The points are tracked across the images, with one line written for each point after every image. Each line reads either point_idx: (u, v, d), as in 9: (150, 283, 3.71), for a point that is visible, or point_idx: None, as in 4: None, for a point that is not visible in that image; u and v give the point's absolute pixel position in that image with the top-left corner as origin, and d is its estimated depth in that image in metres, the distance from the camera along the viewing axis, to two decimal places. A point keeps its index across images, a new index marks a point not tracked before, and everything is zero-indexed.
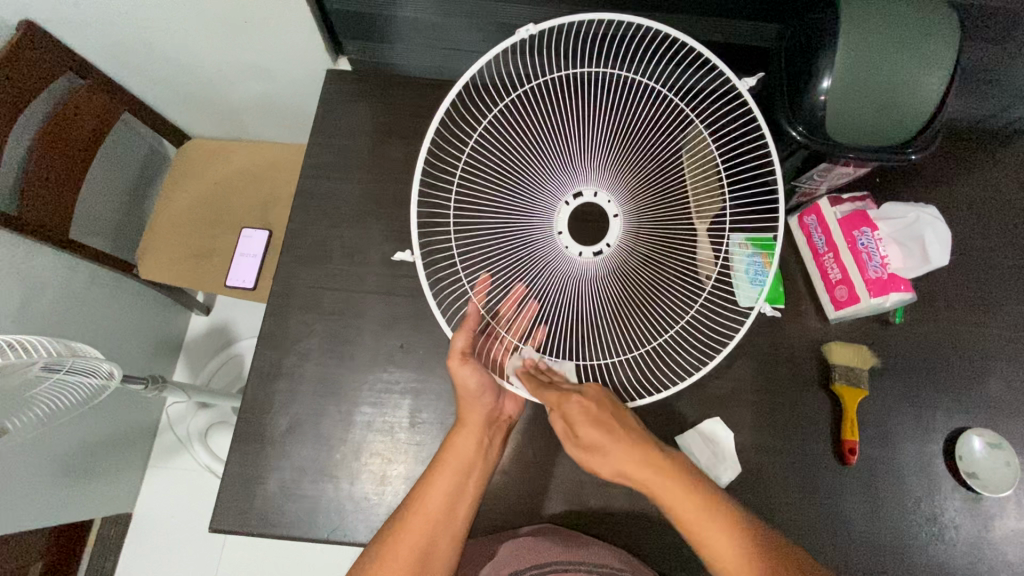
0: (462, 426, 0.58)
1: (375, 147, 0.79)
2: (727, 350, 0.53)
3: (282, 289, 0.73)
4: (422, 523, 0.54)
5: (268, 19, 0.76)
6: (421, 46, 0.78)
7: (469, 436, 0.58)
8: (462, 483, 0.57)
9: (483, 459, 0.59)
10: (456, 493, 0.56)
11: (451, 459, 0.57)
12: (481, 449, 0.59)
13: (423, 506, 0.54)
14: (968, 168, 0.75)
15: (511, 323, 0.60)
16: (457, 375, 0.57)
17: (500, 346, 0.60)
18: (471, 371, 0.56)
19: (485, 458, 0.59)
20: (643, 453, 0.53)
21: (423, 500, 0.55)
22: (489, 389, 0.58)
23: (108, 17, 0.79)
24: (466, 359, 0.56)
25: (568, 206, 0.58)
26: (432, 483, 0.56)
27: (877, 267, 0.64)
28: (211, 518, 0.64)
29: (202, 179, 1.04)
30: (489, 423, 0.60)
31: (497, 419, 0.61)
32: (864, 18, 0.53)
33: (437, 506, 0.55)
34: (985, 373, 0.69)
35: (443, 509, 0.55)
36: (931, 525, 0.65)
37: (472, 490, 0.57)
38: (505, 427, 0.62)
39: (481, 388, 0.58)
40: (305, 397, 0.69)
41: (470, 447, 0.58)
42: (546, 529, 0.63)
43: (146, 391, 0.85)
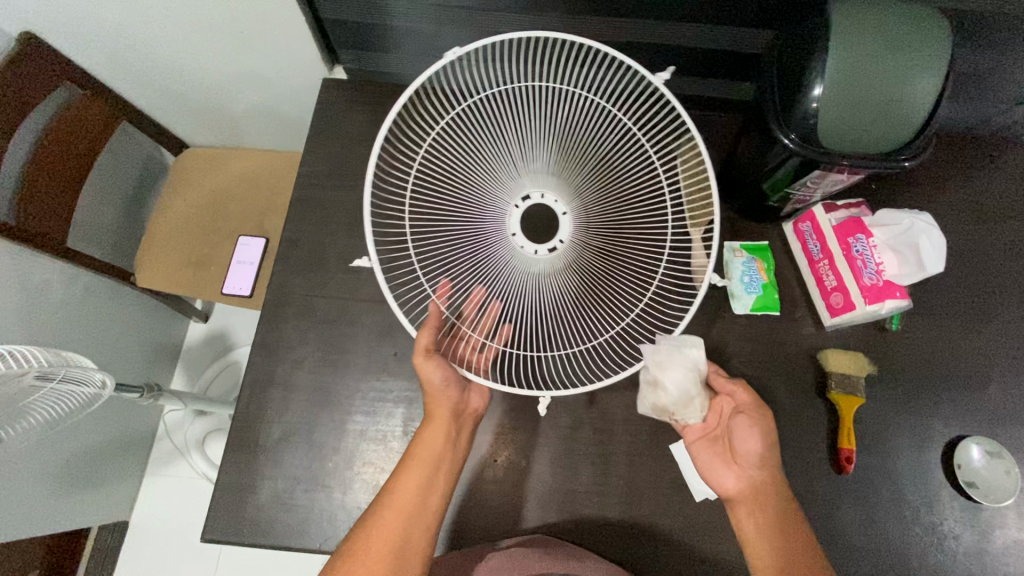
0: (430, 421, 0.59)
1: (370, 156, 0.79)
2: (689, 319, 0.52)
3: (277, 297, 0.73)
4: (395, 517, 0.54)
5: (265, 29, 0.77)
6: (415, 54, 0.78)
7: (436, 429, 0.59)
8: (432, 476, 0.57)
9: (453, 451, 0.60)
10: (427, 486, 0.57)
11: (421, 453, 0.58)
12: (450, 442, 0.60)
13: (395, 500, 0.55)
14: (965, 174, 0.75)
15: (475, 323, 0.59)
16: (423, 371, 0.57)
17: (466, 344, 0.60)
18: (436, 367, 0.56)
19: (455, 450, 0.60)
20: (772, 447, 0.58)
21: (394, 494, 0.55)
22: (455, 383, 0.59)
23: (106, 28, 0.79)
24: (431, 355, 0.56)
25: (518, 208, 0.62)
26: (402, 477, 0.57)
27: (873, 274, 0.64)
28: (203, 528, 0.63)
29: (199, 187, 1.04)
30: (456, 416, 0.61)
31: (464, 411, 0.62)
32: (854, 28, 0.53)
33: (409, 500, 0.55)
34: (984, 381, 0.68)
35: (415, 502, 0.55)
36: (929, 535, 0.64)
37: (443, 482, 0.58)
38: (473, 419, 0.63)
39: (448, 382, 0.58)
40: (299, 406, 0.68)
41: (438, 441, 0.59)
42: (536, 540, 0.63)
43: (142, 400, 0.85)
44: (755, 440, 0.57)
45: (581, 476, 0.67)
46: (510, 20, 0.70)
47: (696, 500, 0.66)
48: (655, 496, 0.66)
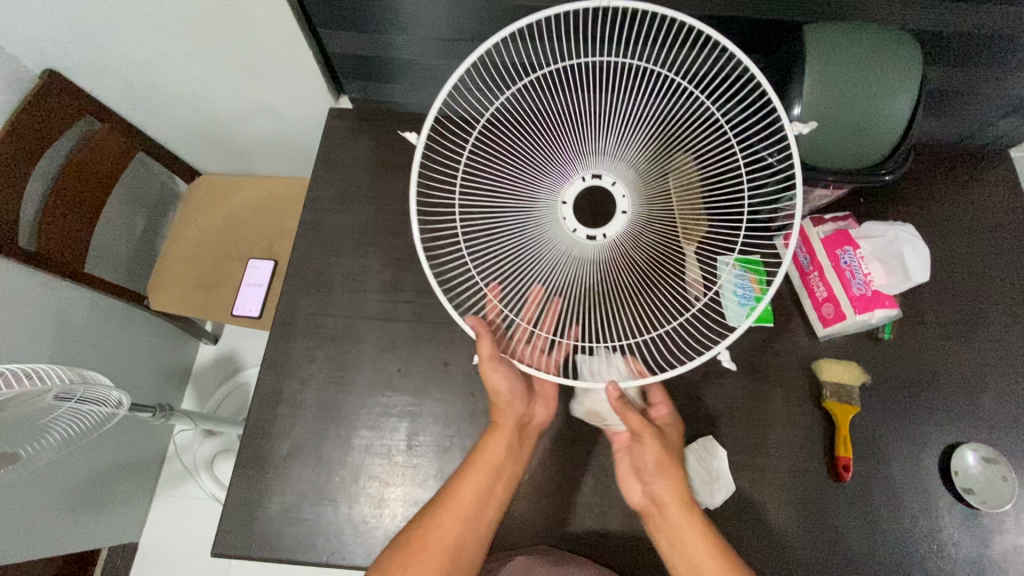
0: (495, 427, 0.61)
1: (376, 180, 0.82)
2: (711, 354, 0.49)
3: (286, 316, 0.76)
4: (453, 521, 0.55)
5: (276, 63, 0.81)
6: (418, 85, 0.82)
7: (500, 437, 0.61)
8: (492, 484, 0.58)
9: (513, 461, 0.61)
10: (487, 491, 0.58)
11: (483, 459, 0.59)
12: (513, 451, 0.61)
13: (456, 502, 0.56)
14: (951, 186, 0.77)
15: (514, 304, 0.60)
16: (491, 380, 0.59)
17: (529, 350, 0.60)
18: (502, 376, 0.59)
19: (517, 460, 0.61)
20: (664, 464, 0.58)
21: (453, 497, 0.57)
22: (520, 395, 0.62)
23: (126, 64, 0.84)
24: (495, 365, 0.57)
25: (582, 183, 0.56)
26: (464, 480, 0.58)
27: (861, 284, 0.66)
28: (213, 543, 0.65)
29: (211, 212, 1.09)
30: (520, 429, 0.62)
31: (526, 424, 0.63)
32: (827, 51, 0.56)
33: (468, 504, 0.57)
34: (978, 388, 0.69)
35: (473, 506, 0.57)
36: (929, 542, 0.64)
37: (501, 492, 0.59)
38: (534, 434, 0.64)
39: (513, 392, 0.61)
40: (306, 421, 0.70)
41: (501, 448, 0.60)
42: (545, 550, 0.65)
43: (154, 419, 0.87)
44: (649, 461, 0.59)
45: (582, 488, 0.68)
46: None
47: None
48: None
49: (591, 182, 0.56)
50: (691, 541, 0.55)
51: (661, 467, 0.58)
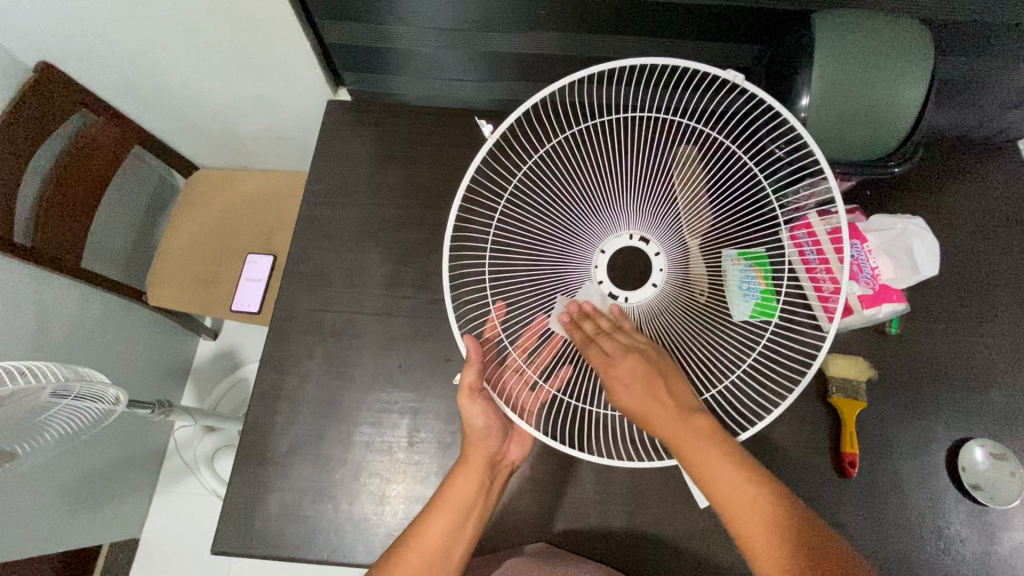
0: (467, 465, 0.60)
1: (374, 174, 0.81)
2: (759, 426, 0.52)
3: (284, 312, 0.75)
4: (419, 560, 0.54)
5: (273, 54, 0.80)
6: (417, 76, 0.81)
7: (471, 474, 0.59)
8: (462, 520, 0.57)
9: (484, 498, 0.60)
10: (456, 530, 0.57)
11: (454, 495, 0.58)
12: (483, 488, 0.60)
13: (423, 543, 0.55)
14: (959, 178, 0.76)
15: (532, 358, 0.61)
16: (468, 413, 0.58)
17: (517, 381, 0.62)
18: (478, 411, 0.58)
19: (486, 498, 0.60)
20: (651, 384, 0.51)
21: (420, 536, 0.55)
22: (496, 431, 0.61)
23: (120, 56, 0.83)
24: (476, 397, 0.57)
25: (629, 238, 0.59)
26: (434, 518, 0.56)
27: (869, 277, 0.64)
28: (214, 540, 0.64)
29: (209, 206, 1.07)
30: (492, 464, 0.61)
31: (499, 461, 0.62)
32: (837, 37, 0.55)
33: (436, 545, 0.55)
34: (985, 382, 0.69)
35: (441, 547, 0.55)
36: (935, 538, 0.64)
37: (471, 528, 0.58)
38: (506, 471, 0.63)
39: (488, 428, 0.60)
40: (306, 418, 0.70)
41: (473, 486, 0.59)
42: (549, 552, 0.64)
43: (153, 416, 0.86)
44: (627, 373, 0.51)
45: (584, 486, 0.68)
46: (509, 41, 0.73)
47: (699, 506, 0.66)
48: (658, 503, 0.67)
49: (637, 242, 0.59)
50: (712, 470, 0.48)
51: (652, 387, 0.51)
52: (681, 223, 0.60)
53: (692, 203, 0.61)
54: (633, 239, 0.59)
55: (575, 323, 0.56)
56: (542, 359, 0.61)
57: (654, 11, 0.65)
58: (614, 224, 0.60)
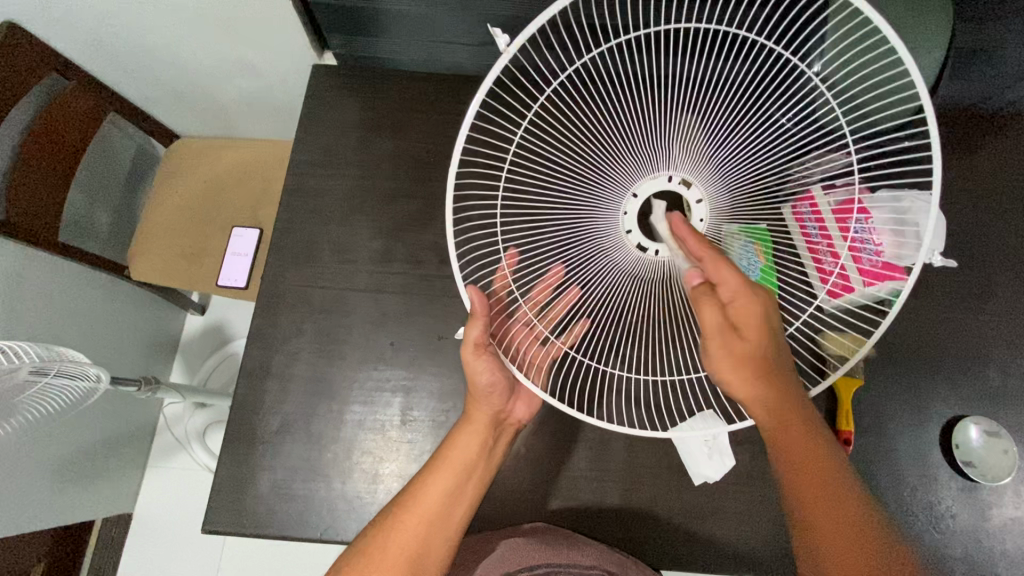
0: (469, 424, 0.59)
1: (363, 143, 0.78)
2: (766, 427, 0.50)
3: (271, 288, 0.72)
4: (415, 524, 0.54)
5: (254, 14, 0.75)
6: (408, 40, 0.77)
7: (473, 434, 0.59)
8: (462, 483, 0.57)
9: (486, 460, 0.59)
10: (454, 494, 0.56)
11: (454, 456, 0.57)
12: (485, 448, 0.59)
13: (419, 505, 0.55)
14: (968, 151, 0.73)
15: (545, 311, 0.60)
16: (472, 369, 0.57)
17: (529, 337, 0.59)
18: (485, 366, 0.57)
19: (489, 458, 0.60)
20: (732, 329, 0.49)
21: (418, 499, 0.55)
22: (500, 389, 0.59)
23: (88, 14, 0.78)
24: (481, 351, 0.56)
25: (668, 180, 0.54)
26: (431, 481, 0.56)
27: (871, 256, 0.62)
28: (204, 519, 0.64)
29: (193, 176, 1.03)
30: (495, 423, 0.61)
31: (504, 419, 0.62)
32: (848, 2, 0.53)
33: (434, 508, 0.55)
34: (982, 360, 0.68)
35: (438, 511, 0.55)
36: (926, 513, 0.64)
37: (471, 491, 0.58)
38: (512, 428, 0.63)
39: (493, 387, 0.59)
40: (296, 396, 0.68)
41: (473, 446, 0.58)
42: (553, 531, 0.63)
43: (138, 393, 0.85)
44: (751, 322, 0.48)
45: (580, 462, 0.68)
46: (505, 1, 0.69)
47: (695, 483, 0.66)
48: (653, 482, 0.67)
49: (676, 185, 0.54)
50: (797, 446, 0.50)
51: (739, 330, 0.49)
52: (716, 170, 0.54)
53: (727, 150, 0.55)
54: (672, 182, 0.54)
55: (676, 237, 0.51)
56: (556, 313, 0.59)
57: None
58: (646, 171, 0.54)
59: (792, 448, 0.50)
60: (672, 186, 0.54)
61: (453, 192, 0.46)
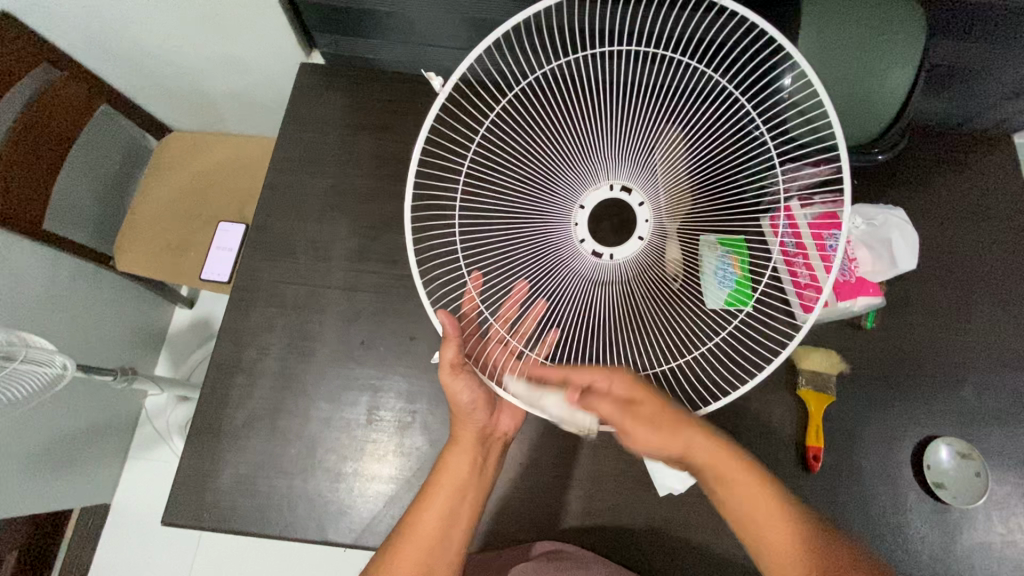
0: (456, 444, 0.60)
1: (344, 142, 0.78)
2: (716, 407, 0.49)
3: (245, 282, 0.72)
4: (420, 549, 0.56)
5: (241, 10, 0.76)
6: (392, 41, 0.78)
7: (462, 453, 0.60)
8: (458, 503, 0.58)
9: (478, 475, 0.60)
10: (452, 515, 0.58)
11: (448, 478, 0.59)
12: (476, 465, 0.60)
13: (420, 531, 0.56)
14: (950, 170, 0.73)
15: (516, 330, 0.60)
16: (453, 390, 0.57)
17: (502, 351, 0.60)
18: (464, 385, 0.57)
19: (482, 473, 0.61)
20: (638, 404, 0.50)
21: (418, 524, 0.57)
22: (483, 406, 0.60)
23: (80, 8, 0.79)
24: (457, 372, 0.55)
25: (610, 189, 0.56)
26: (428, 506, 0.57)
27: (846, 270, 0.63)
28: (164, 511, 0.63)
29: (183, 171, 1.04)
30: (483, 438, 0.62)
31: (491, 433, 0.63)
32: (828, 16, 0.52)
33: (433, 531, 0.57)
34: (958, 381, 0.67)
35: (439, 531, 0.57)
36: (896, 535, 0.63)
37: (468, 509, 0.59)
38: (501, 441, 0.63)
39: (475, 404, 0.59)
40: (264, 391, 0.68)
41: (465, 464, 0.60)
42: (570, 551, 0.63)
43: (114, 383, 0.85)
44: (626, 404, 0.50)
45: (548, 468, 0.68)
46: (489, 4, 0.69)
47: (659, 493, 0.66)
48: (619, 491, 0.67)
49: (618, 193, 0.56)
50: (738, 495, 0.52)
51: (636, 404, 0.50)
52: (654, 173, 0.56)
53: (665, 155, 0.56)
54: (614, 190, 0.56)
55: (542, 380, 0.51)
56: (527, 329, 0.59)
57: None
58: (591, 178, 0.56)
59: (744, 505, 0.52)
60: (613, 194, 0.56)
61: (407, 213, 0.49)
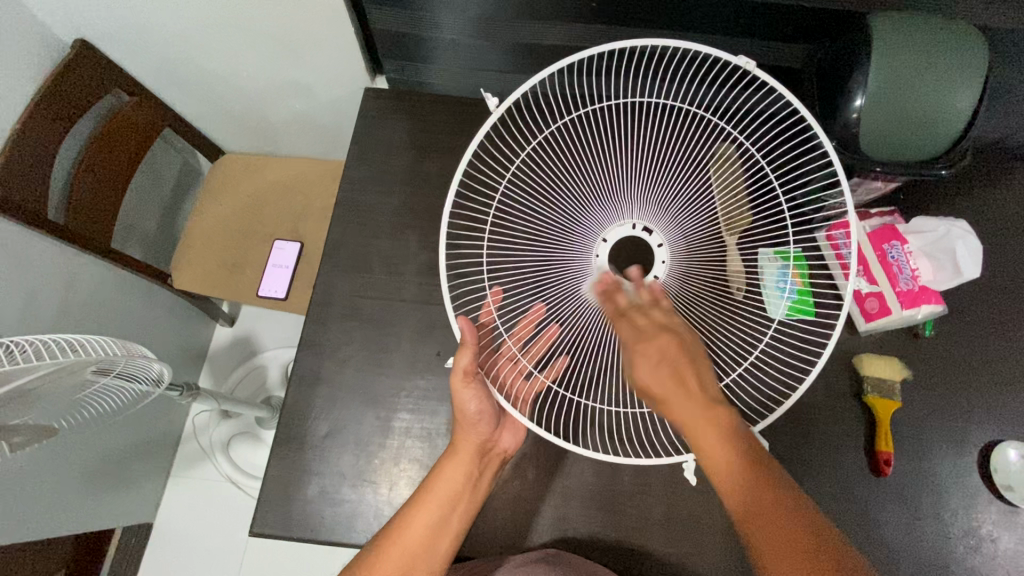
0: (455, 453, 0.60)
1: (412, 161, 0.82)
2: (797, 394, 0.52)
3: (322, 297, 0.75)
4: (397, 556, 0.54)
5: (314, 36, 0.80)
6: (457, 67, 0.82)
7: (458, 463, 0.60)
8: (449, 514, 0.58)
9: (472, 488, 0.60)
10: (438, 526, 0.57)
11: (442, 485, 0.58)
12: (470, 478, 0.60)
13: (404, 538, 0.55)
14: (995, 184, 0.76)
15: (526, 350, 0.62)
16: (460, 397, 0.59)
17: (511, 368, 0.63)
18: (472, 394, 0.59)
19: (474, 488, 0.60)
20: (685, 377, 0.48)
21: (402, 529, 0.55)
22: (487, 417, 0.61)
23: (157, 37, 0.83)
24: (467, 379, 0.57)
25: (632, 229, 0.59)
26: (416, 513, 0.56)
27: (909, 279, 0.65)
28: (253, 522, 0.65)
29: (237, 191, 1.07)
30: (481, 452, 0.62)
31: (488, 449, 0.63)
32: (897, 52, 0.56)
33: (415, 538, 0.55)
34: (1018, 387, 0.69)
35: (421, 542, 0.55)
36: (969, 537, 0.65)
37: (457, 522, 0.58)
38: (497, 459, 0.64)
39: (480, 414, 0.60)
40: (345, 402, 0.70)
41: (460, 475, 0.59)
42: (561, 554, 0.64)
43: (181, 399, 0.86)
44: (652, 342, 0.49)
45: (621, 476, 0.70)
46: (556, 31, 0.73)
47: None
48: (693, 497, 0.69)
49: (640, 233, 0.59)
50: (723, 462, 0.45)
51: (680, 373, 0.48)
52: (676, 218, 0.60)
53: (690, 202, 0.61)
54: (637, 229, 0.59)
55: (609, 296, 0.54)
56: (537, 349, 0.62)
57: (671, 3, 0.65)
58: (615, 216, 0.60)
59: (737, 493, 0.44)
60: (636, 233, 0.59)
61: (445, 224, 0.55)
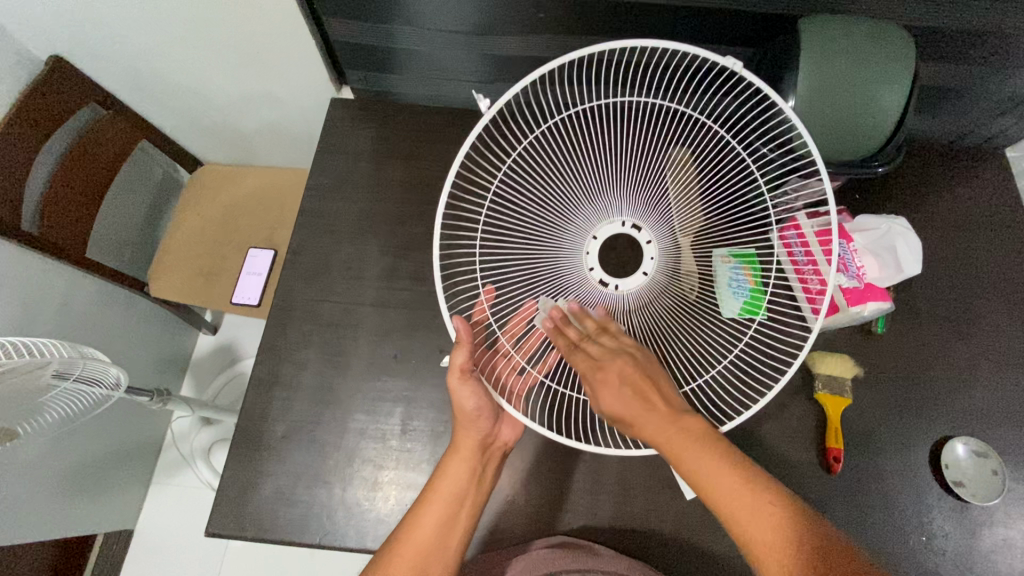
0: (456, 451, 0.60)
1: (374, 168, 0.83)
2: (767, 397, 0.52)
3: (282, 301, 0.76)
4: (410, 557, 0.55)
5: (278, 49, 0.82)
6: (417, 76, 0.84)
7: (461, 460, 0.60)
8: (456, 512, 0.58)
9: (476, 485, 0.60)
10: (449, 523, 0.58)
11: (445, 485, 0.59)
12: (474, 474, 0.60)
13: (415, 539, 0.56)
14: (946, 183, 0.77)
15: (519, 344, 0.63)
16: (456, 394, 0.59)
17: (506, 364, 0.63)
18: (467, 391, 0.59)
19: (479, 483, 0.61)
20: (645, 390, 0.52)
21: (413, 532, 0.56)
22: (486, 412, 0.61)
23: (128, 51, 0.86)
24: (465, 375, 0.58)
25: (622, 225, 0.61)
26: (424, 514, 0.57)
27: (854, 276, 0.66)
28: (209, 521, 0.66)
29: (214, 201, 1.10)
30: (482, 448, 0.62)
31: (489, 444, 0.63)
32: (830, 58, 0.57)
33: (428, 538, 0.56)
34: (968, 383, 0.70)
35: (434, 542, 0.56)
36: (919, 533, 0.65)
37: (466, 518, 0.59)
38: (499, 453, 0.64)
39: (479, 410, 0.61)
40: (302, 404, 0.71)
41: (463, 473, 0.60)
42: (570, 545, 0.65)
43: (151, 404, 0.88)
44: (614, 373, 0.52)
45: (575, 475, 0.70)
46: (509, 40, 0.75)
47: (687, 497, 0.68)
48: (646, 494, 0.69)
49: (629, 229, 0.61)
50: (722, 480, 0.49)
51: (642, 392, 0.52)
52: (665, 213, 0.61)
53: (680, 195, 0.62)
54: (625, 226, 0.61)
55: (558, 329, 0.55)
56: (530, 344, 0.63)
57: (617, 10, 0.66)
58: (606, 213, 0.62)
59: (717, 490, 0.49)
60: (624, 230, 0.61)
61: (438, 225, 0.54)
